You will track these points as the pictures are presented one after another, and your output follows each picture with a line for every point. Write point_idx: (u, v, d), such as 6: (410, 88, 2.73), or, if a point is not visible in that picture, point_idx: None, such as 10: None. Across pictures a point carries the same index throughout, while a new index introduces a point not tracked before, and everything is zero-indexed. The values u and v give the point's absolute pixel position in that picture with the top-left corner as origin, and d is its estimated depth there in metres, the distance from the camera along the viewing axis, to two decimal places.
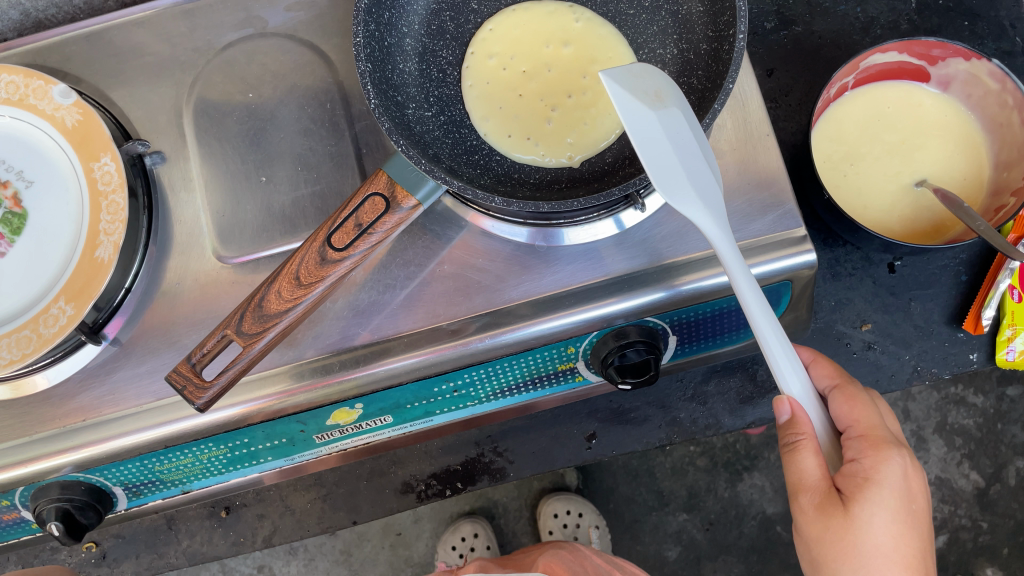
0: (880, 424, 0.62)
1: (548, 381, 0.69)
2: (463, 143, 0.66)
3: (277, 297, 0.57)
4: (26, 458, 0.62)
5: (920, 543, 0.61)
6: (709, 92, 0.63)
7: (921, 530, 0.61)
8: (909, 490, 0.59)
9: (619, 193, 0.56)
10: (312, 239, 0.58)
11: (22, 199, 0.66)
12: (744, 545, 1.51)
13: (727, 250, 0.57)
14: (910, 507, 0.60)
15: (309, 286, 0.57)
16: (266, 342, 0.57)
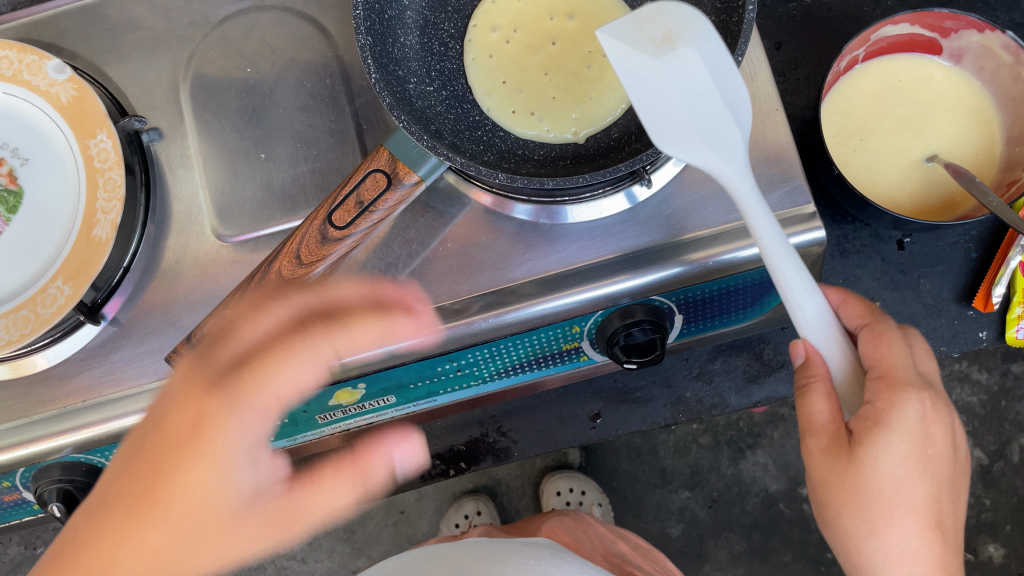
0: (906, 365, 0.55)
1: (553, 361, 0.68)
2: (465, 118, 0.65)
3: (280, 276, 0.60)
4: (27, 439, 0.62)
5: (939, 499, 0.56)
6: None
7: (941, 482, 0.56)
8: (927, 434, 0.54)
9: (625, 170, 0.55)
10: (313, 217, 0.59)
11: (18, 176, 0.65)
12: (746, 522, 1.51)
13: (738, 182, 0.56)
14: (926, 456, 0.54)
15: (310, 264, 0.59)
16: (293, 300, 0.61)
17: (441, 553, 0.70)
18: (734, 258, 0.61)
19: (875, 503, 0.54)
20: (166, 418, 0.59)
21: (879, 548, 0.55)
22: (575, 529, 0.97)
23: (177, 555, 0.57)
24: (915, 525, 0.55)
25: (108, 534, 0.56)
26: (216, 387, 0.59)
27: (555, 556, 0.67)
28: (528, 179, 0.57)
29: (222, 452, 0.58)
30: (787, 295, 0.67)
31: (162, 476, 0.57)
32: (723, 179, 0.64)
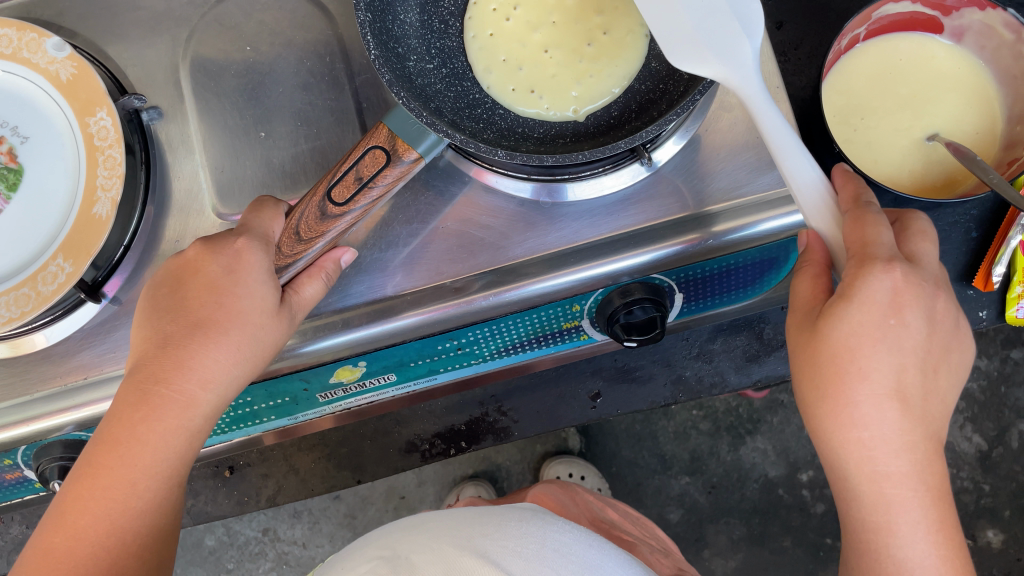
0: (880, 243, 0.50)
1: (553, 339, 0.68)
2: (465, 96, 0.66)
3: (279, 252, 0.58)
4: (29, 416, 0.63)
5: (916, 374, 0.51)
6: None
7: (919, 369, 0.51)
8: (894, 307, 0.50)
9: (624, 146, 0.55)
10: (312, 193, 0.57)
11: (18, 154, 0.65)
12: (746, 507, 1.52)
13: (739, 79, 0.56)
14: (888, 328, 0.50)
15: (310, 241, 0.57)
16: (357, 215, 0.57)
17: (426, 518, 0.68)
18: (733, 236, 0.61)
19: (838, 358, 0.50)
20: (181, 273, 0.57)
21: (858, 442, 0.50)
22: (563, 497, 0.92)
23: (209, 412, 0.56)
24: (894, 406, 0.50)
25: (126, 424, 0.53)
26: (223, 248, 0.56)
27: (539, 517, 0.67)
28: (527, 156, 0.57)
29: (239, 307, 0.56)
30: (787, 273, 0.67)
31: (175, 350, 0.55)
32: (724, 157, 0.64)
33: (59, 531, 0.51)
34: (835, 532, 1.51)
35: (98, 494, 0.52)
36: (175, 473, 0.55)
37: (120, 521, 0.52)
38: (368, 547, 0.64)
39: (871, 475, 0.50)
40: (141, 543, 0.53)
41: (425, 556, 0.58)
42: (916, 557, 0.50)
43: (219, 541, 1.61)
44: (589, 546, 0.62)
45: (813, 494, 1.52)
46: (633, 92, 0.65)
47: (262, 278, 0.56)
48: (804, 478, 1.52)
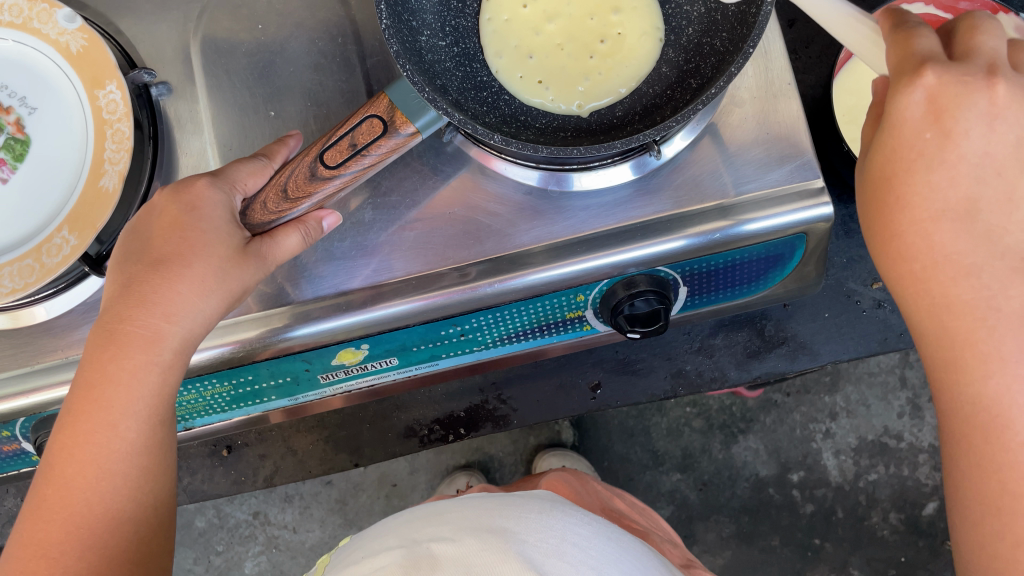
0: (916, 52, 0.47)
1: (556, 329, 0.68)
2: (473, 78, 0.63)
3: (263, 207, 0.56)
4: (28, 388, 0.63)
5: (978, 185, 0.46)
6: (731, 54, 0.59)
7: (984, 181, 0.46)
8: (935, 113, 0.46)
9: (619, 150, 0.54)
10: (304, 153, 0.55)
11: (25, 125, 0.64)
12: (736, 505, 1.52)
13: None
14: (925, 143, 0.47)
15: (296, 200, 0.55)
16: (342, 185, 0.55)
17: (444, 508, 0.69)
18: (735, 231, 0.61)
19: (883, 192, 0.49)
20: (147, 218, 0.55)
21: (917, 277, 0.48)
22: (574, 484, 0.92)
23: (178, 346, 0.53)
24: (949, 226, 0.47)
25: (98, 366, 0.52)
26: (186, 191, 0.55)
27: (558, 509, 0.67)
28: (526, 145, 0.57)
29: (200, 239, 0.53)
30: (792, 270, 0.67)
31: (139, 288, 0.53)
32: (732, 153, 0.64)
33: (51, 481, 0.51)
34: (824, 532, 1.51)
35: (81, 440, 0.51)
36: (157, 411, 0.53)
37: (107, 463, 0.51)
38: (389, 537, 0.65)
39: (940, 311, 0.47)
40: (134, 483, 0.52)
41: (447, 551, 0.59)
42: (998, 393, 0.45)
43: (209, 523, 1.61)
44: (607, 539, 0.64)
45: (803, 494, 1.52)
46: (640, 93, 0.63)
47: (222, 214, 0.54)
48: (795, 479, 1.52)
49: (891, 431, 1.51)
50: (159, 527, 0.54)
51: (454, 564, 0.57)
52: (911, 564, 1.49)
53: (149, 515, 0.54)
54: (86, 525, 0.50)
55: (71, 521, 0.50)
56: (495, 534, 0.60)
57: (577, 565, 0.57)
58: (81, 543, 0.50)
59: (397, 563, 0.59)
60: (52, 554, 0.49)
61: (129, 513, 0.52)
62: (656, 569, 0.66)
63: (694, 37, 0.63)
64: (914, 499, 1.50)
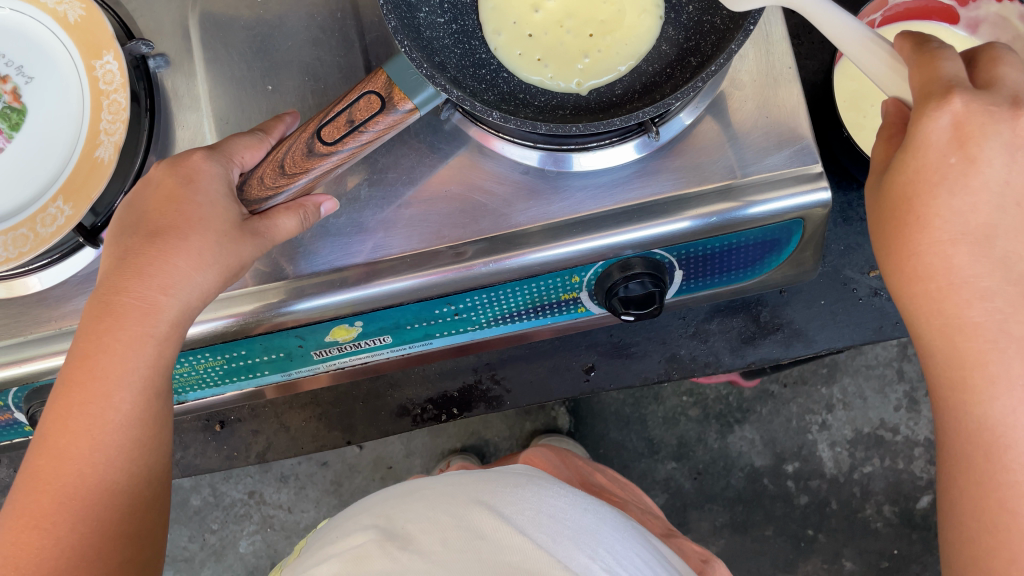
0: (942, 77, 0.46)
1: (551, 310, 0.68)
2: (472, 55, 0.62)
3: (260, 183, 0.55)
4: (22, 357, 0.63)
5: (998, 213, 0.46)
6: (731, 32, 0.58)
7: (1002, 208, 0.46)
8: (959, 137, 0.45)
9: (621, 124, 0.54)
10: (301, 129, 0.54)
11: (21, 94, 0.64)
12: (730, 495, 1.53)
13: None
14: (950, 168, 0.46)
15: (293, 176, 0.54)
16: (342, 160, 0.55)
17: (417, 486, 0.69)
18: (733, 215, 0.61)
19: (899, 213, 0.48)
20: (143, 190, 0.55)
21: (930, 296, 0.47)
22: (553, 459, 0.91)
23: (175, 318, 0.53)
24: (967, 250, 0.46)
25: (93, 338, 0.51)
26: (183, 164, 0.54)
27: (534, 483, 0.67)
28: (524, 122, 0.57)
29: (197, 213, 0.52)
30: (790, 255, 0.67)
31: (135, 260, 0.52)
32: (731, 136, 0.64)
33: (44, 451, 0.51)
34: (817, 523, 1.51)
35: (75, 411, 0.51)
36: (152, 383, 0.53)
37: (101, 435, 0.51)
38: (364, 516, 0.65)
39: (951, 330, 0.46)
40: (127, 455, 0.52)
41: (423, 528, 0.60)
42: (1006, 411, 0.45)
43: (205, 502, 1.61)
44: (585, 512, 0.64)
45: (797, 485, 1.52)
46: (640, 72, 0.61)
47: (219, 187, 0.53)
48: (789, 469, 1.53)
49: (887, 424, 1.51)
50: (153, 499, 0.55)
51: (433, 541, 0.58)
52: (903, 557, 1.50)
53: (143, 487, 0.54)
54: (79, 496, 0.50)
55: (64, 491, 0.50)
56: (470, 509, 0.61)
57: (554, 535, 0.58)
58: (74, 513, 0.50)
59: (374, 539, 0.59)
60: (45, 524, 0.49)
61: (122, 485, 0.52)
62: (635, 539, 0.66)
63: (694, 15, 0.61)
64: (908, 492, 1.51)
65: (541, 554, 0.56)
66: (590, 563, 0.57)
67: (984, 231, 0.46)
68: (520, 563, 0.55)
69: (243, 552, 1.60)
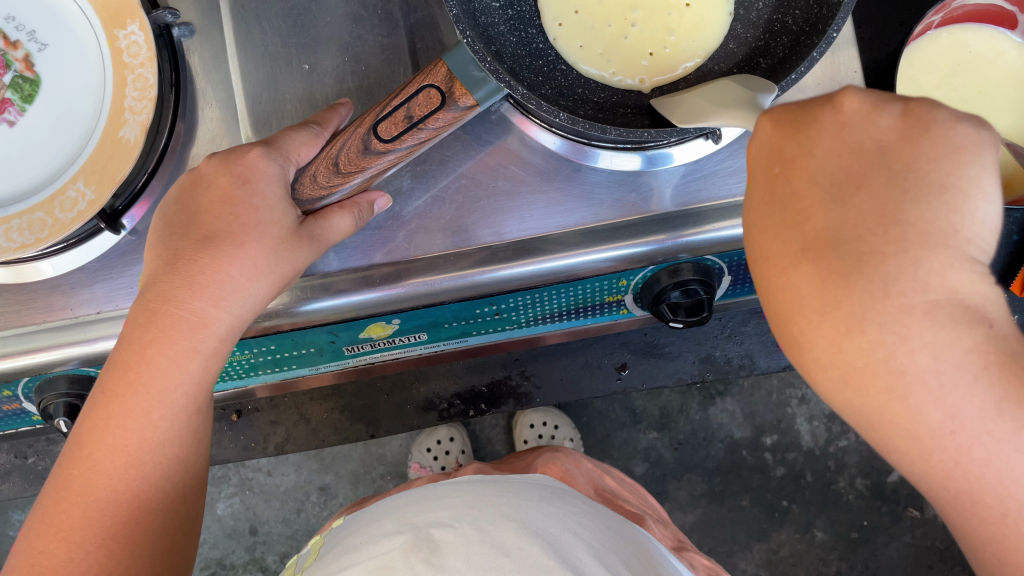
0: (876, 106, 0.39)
1: (592, 312, 0.66)
2: (528, 44, 0.58)
3: (312, 181, 0.52)
4: (32, 347, 0.59)
5: (841, 217, 0.37)
6: (806, 37, 0.55)
7: (842, 201, 0.37)
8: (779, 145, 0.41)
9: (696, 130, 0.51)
10: (357, 124, 0.51)
11: (34, 62, 0.58)
12: (709, 466, 1.52)
13: (714, 104, 0.51)
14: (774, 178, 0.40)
15: (348, 175, 0.51)
16: (395, 158, 0.52)
17: (444, 492, 0.66)
18: None
19: (751, 240, 0.41)
20: (194, 187, 0.51)
21: (795, 342, 0.38)
22: (568, 462, 0.88)
23: (224, 333, 0.49)
24: (810, 268, 0.37)
25: (136, 348, 0.48)
26: (239, 161, 0.50)
27: (557, 497, 0.67)
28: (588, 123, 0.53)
29: (255, 218, 0.49)
30: None
31: (185, 267, 0.49)
32: None
33: (77, 461, 0.48)
34: (792, 495, 1.51)
35: (113, 425, 0.47)
36: (194, 400, 0.50)
37: (138, 451, 0.48)
38: (387, 522, 0.63)
39: (862, 379, 0.36)
40: (162, 471, 0.49)
41: (452, 538, 0.57)
42: None
43: None
44: (608, 532, 0.64)
45: (774, 457, 1.52)
46: (706, 70, 0.58)
47: (276, 191, 0.50)
48: (767, 442, 1.52)
49: None
50: (183, 512, 0.52)
51: (458, 556, 0.55)
52: (873, 528, 1.49)
53: (176, 501, 0.51)
54: (110, 511, 0.47)
55: (95, 505, 0.47)
56: (498, 524, 0.59)
57: (581, 554, 0.57)
58: (103, 529, 0.47)
59: (400, 548, 0.57)
60: (73, 539, 0.46)
61: (154, 501, 0.49)
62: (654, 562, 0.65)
63: (765, 13, 0.58)
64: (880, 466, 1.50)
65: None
66: None
67: (938, 232, 0.36)
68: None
69: (220, 514, 1.55)
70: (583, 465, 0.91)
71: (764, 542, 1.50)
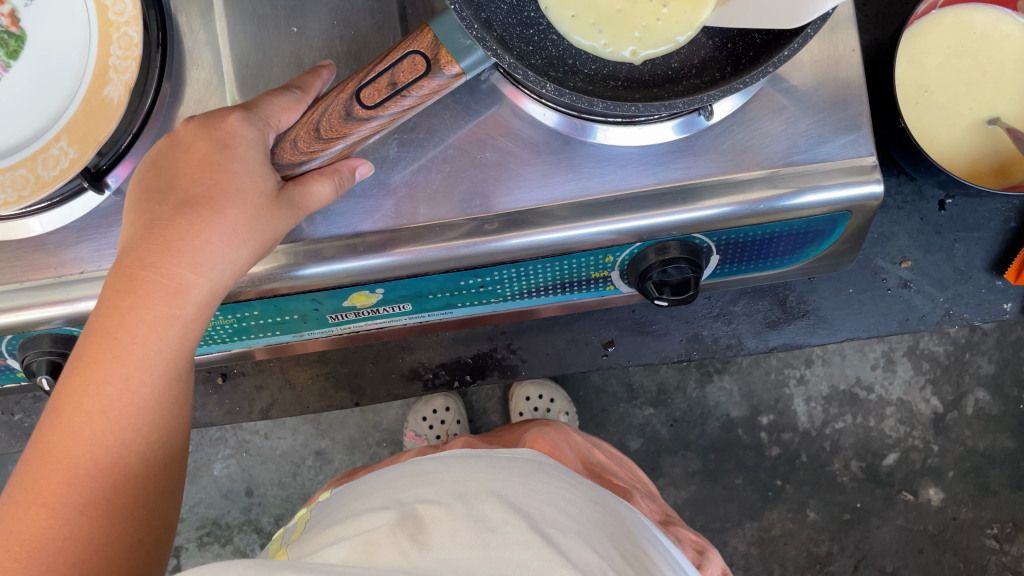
0: None
1: (579, 287, 0.66)
2: (519, 13, 0.57)
3: (292, 147, 0.51)
4: (16, 305, 0.59)
5: None
6: None
7: None
8: None
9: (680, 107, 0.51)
10: (339, 89, 0.51)
11: (20, 18, 0.57)
12: (704, 443, 1.43)
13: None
14: None
15: (329, 141, 0.51)
16: (377, 127, 0.52)
17: (430, 468, 0.66)
18: (777, 204, 0.58)
19: None
20: (172, 151, 0.51)
21: None
22: (557, 437, 0.88)
23: (203, 300, 0.48)
24: None
25: (115, 313, 0.46)
26: (218, 126, 0.50)
27: (544, 471, 0.67)
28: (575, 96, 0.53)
29: (234, 183, 0.49)
30: (829, 247, 0.64)
31: (164, 231, 0.48)
32: (788, 117, 0.60)
33: (56, 426, 0.46)
34: (787, 475, 1.42)
35: (93, 391, 0.46)
36: (174, 367, 0.49)
37: (119, 417, 0.47)
38: (373, 497, 0.62)
39: None
40: (143, 439, 0.48)
41: (437, 513, 0.57)
42: None
43: None
44: (592, 504, 0.64)
45: (770, 437, 1.43)
46: (698, 44, 0.57)
47: (257, 156, 0.50)
48: (765, 421, 1.43)
49: (863, 382, 1.39)
50: (165, 482, 0.50)
51: (444, 531, 0.55)
52: (865, 510, 1.40)
53: (158, 469, 0.50)
54: (91, 477, 0.46)
55: (75, 472, 0.45)
56: (484, 500, 0.59)
57: (564, 531, 0.57)
58: (84, 496, 0.45)
59: (387, 524, 0.57)
60: (54, 505, 0.45)
61: (135, 469, 0.48)
62: (637, 533, 0.65)
63: None
64: (876, 449, 1.39)
65: (551, 554, 0.53)
66: (599, 562, 0.55)
67: None
68: (528, 562, 0.53)
69: (217, 474, 1.55)
70: (570, 437, 0.91)
71: (756, 521, 1.43)
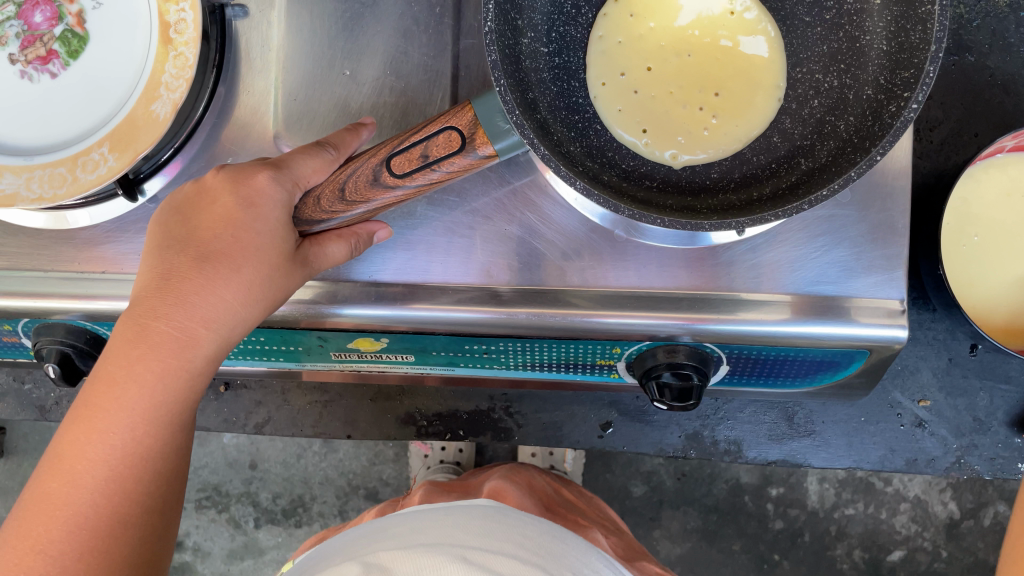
0: None
1: (582, 370, 0.65)
2: (567, 97, 0.56)
3: (316, 203, 0.52)
4: (33, 293, 0.60)
5: None
6: (853, 148, 0.53)
7: None
8: None
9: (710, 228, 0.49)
10: (371, 153, 0.51)
11: (86, 19, 0.60)
12: (708, 503, 1.34)
13: None
14: None
15: (351, 204, 0.51)
16: (401, 196, 0.52)
17: (390, 524, 0.67)
18: (808, 330, 0.56)
19: None
20: (196, 202, 0.52)
21: None
22: (519, 485, 0.88)
23: (210, 354, 0.50)
24: None
25: (122, 362, 0.48)
26: (246, 182, 0.51)
27: (502, 513, 0.68)
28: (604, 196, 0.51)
29: (253, 242, 0.50)
30: (843, 377, 0.63)
31: (178, 285, 0.49)
32: (821, 244, 0.59)
33: (56, 472, 0.47)
34: (785, 549, 1.34)
35: (96, 438, 0.47)
36: (177, 417, 0.50)
37: (120, 465, 0.48)
38: (338, 557, 0.63)
39: None
40: (144, 487, 0.49)
41: (396, 556, 0.58)
42: None
43: None
44: (552, 538, 0.65)
45: (775, 509, 1.34)
46: (742, 160, 0.56)
47: (280, 216, 0.51)
48: (774, 493, 1.33)
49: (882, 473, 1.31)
50: (161, 529, 0.51)
51: (405, 564, 0.56)
52: None
53: (156, 517, 0.50)
54: (90, 525, 0.47)
55: (74, 519, 0.47)
56: (443, 541, 0.60)
57: (522, 560, 0.58)
58: (82, 543, 0.46)
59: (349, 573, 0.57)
60: (50, 552, 0.46)
61: (133, 517, 0.49)
62: (601, 561, 0.66)
63: (817, 111, 0.56)
64: (882, 543, 1.32)
65: None
66: None
67: None
68: None
69: (225, 442, 1.46)
70: (533, 480, 0.94)
71: None
